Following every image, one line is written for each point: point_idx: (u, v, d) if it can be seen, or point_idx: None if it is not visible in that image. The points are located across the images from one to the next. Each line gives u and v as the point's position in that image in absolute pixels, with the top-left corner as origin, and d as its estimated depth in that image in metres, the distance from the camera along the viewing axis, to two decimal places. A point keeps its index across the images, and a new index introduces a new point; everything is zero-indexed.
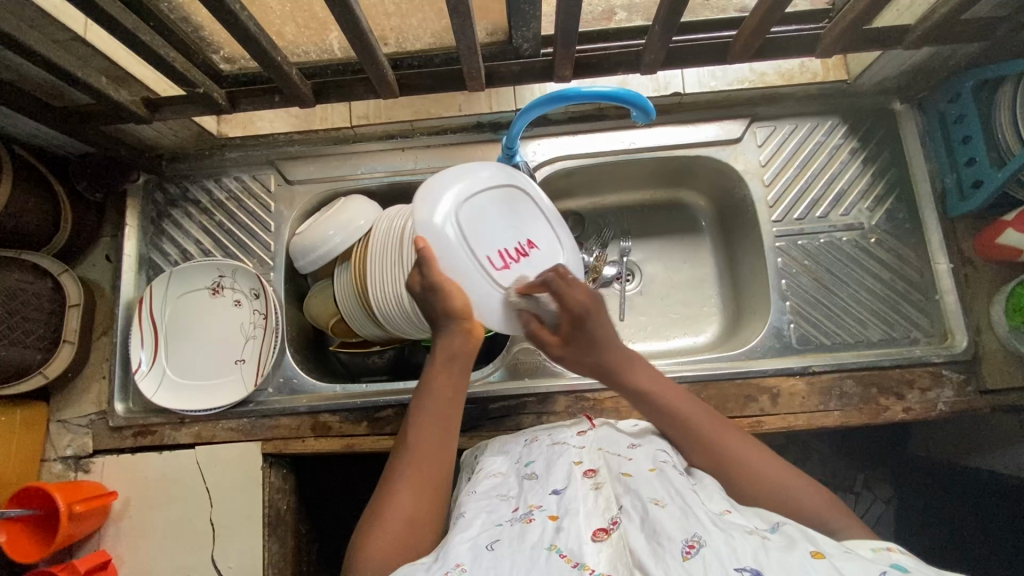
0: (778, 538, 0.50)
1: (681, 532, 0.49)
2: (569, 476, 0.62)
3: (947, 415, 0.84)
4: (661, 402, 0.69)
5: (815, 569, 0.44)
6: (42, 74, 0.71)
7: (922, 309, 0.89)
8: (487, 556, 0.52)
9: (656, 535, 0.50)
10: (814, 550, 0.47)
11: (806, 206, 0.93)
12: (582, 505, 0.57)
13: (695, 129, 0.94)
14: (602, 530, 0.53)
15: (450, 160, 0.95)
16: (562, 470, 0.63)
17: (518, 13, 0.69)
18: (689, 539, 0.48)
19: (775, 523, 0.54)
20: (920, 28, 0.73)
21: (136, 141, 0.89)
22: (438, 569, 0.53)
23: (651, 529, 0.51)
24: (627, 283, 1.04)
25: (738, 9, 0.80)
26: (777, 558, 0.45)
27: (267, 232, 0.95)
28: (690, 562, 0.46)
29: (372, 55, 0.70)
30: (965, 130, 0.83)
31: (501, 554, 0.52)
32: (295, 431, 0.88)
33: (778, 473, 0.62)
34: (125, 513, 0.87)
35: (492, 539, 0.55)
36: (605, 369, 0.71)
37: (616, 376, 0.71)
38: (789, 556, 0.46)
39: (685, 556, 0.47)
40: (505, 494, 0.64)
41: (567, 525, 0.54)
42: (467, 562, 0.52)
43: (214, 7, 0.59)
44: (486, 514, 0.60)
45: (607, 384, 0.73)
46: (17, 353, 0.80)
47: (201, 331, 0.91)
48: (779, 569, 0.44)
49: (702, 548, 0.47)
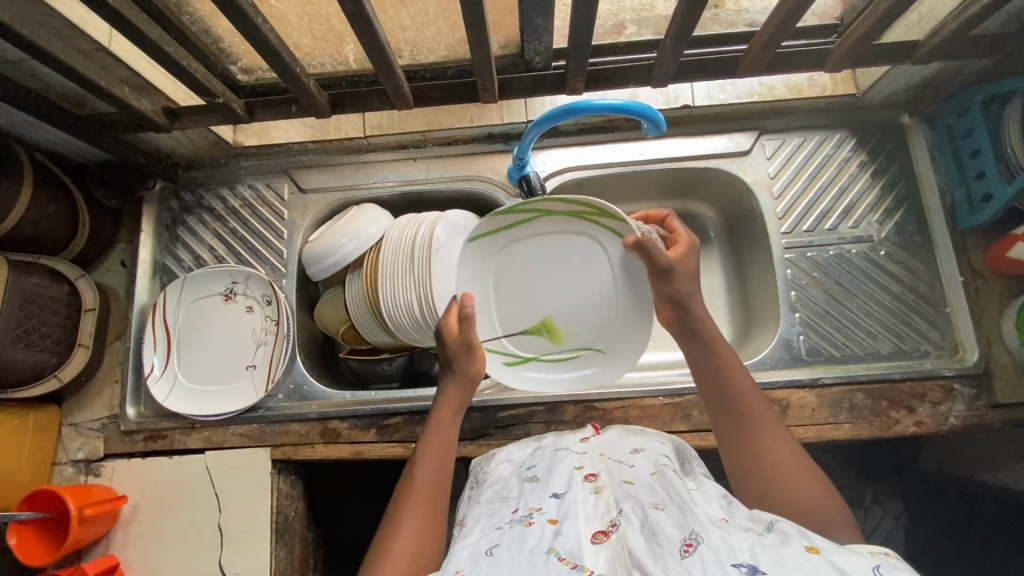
0: (773, 534, 0.49)
1: (679, 531, 0.49)
2: (569, 480, 0.62)
3: (959, 429, 0.83)
4: (724, 375, 0.67)
5: (807, 563, 0.44)
6: (67, 85, 0.73)
7: (933, 322, 0.89)
8: (486, 560, 0.53)
9: (654, 536, 0.49)
10: (809, 545, 0.46)
11: (816, 217, 0.93)
12: (582, 508, 0.56)
13: (703, 142, 0.95)
14: (601, 533, 0.53)
15: (462, 171, 0.97)
16: (563, 475, 0.64)
17: (531, 26, 0.70)
18: (687, 538, 0.48)
19: (768, 521, 0.52)
20: (929, 44, 0.74)
21: (153, 149, 0.91)
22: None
23: (651, 530, 0.50)
24: None
25: (747, 24, 0.81)
26: (772, 553, 0.45)
27: (281, 239, 0.96)
28: (688, 559, 0.46)
29: (389, 67, 0.72)
30: (974, 144, 0.84)
31: (500, 558, 0.52)
32: (304, 437, 0.89)
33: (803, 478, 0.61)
34: (133, 518, 0.87)
35: (492, 544, 0.56)
36: (680, 299, 0.69)
37: (690, 313, 0.69)
38: (783, 551, 0.45)
39: (683, 554, 0.46)
40: (506, 497, 0.65)
41: (567, 529, 0.54)
42: (466, 568, 0.52)
43: (237, 21, 0.60)
44: (486, 519, 0.61)
45: (680, 324, 0.70)
46: (34, 357, 0.81)
47: (213, 337, 0.92)
48: (775, 564, 0.44)
49: (700, 546, 0.47)
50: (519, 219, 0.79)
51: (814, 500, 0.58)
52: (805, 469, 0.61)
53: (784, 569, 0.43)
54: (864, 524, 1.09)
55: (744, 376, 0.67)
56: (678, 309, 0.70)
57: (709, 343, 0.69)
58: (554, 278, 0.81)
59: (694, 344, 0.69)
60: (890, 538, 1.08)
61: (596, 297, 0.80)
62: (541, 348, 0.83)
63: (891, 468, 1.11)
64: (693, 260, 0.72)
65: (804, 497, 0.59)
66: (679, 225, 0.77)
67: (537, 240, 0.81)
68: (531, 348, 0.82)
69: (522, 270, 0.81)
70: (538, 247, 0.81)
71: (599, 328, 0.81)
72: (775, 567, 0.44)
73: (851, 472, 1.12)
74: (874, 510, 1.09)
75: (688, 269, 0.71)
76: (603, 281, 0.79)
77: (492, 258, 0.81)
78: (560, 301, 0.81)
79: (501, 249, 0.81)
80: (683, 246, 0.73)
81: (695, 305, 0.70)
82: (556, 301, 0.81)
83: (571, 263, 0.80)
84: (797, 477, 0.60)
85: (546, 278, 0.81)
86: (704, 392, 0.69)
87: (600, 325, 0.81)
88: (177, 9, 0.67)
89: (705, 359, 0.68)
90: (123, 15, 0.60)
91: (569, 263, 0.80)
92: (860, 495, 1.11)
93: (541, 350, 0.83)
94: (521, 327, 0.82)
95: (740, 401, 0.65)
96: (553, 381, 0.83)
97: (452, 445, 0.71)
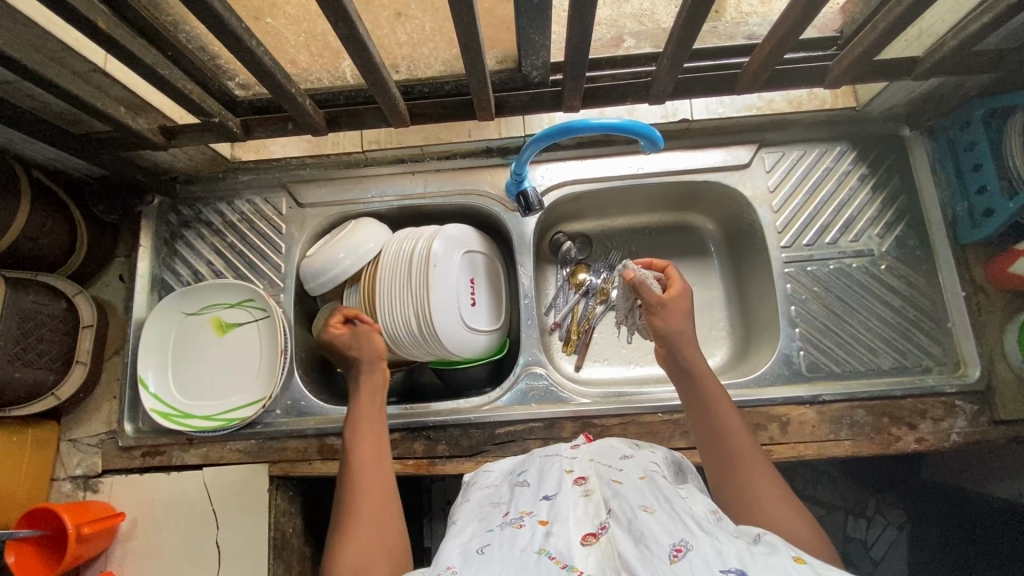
0: (760, 544, 0.48)
1: (668, 536, 0.48)
2: (559, 482, 0.60)
3: (961, 446, 0.83)
4: (714, 410, 0.69)
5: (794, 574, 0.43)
6: (63, 106, 0.73)
7: (934, 337, 0.88)
8: (478, 559, 0.53)
9: (643, 539, 0.48)
10: (797, 555, 0.45)
11: (816, 232, 0.92)
12: (571, 511, 0.55)
13: (701, 155, 0.94)
14: (591, 535, 0.52)
15: (459, 184, 0.96)
16: (554, 478, 0.62)
17: (528, 42, 0.69)
18: (676, 543, 0.47)
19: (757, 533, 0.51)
20: (930, 60, 0.74)
21: (151, 165, 0.91)
22: (431, 575, 0.54)
23: (639, 533, 0.49)
24: (592, 300, 1.02)
25: (746, 36, 0.80)
26: (761, 561, 0.44)
27: (278, 253, 0.96)
28: (678, 564, 0.45)
29: (384, 86, 0.72)
30: (976, 157, 0.83)
31: (491, 557, 0.52)
32: (302, 454, 0.88)
33: (803, 512, 0.60)
34: (131, 534, 0.87)
35: (483, 543, 0.55)
36: (669, 334, 0.73)
37: (682, 350, 0.72)
38: (771, 559, 0.44)
39: (672, 559, 0.45)
40: (497, 503, 0.64)
41: (557, 530, 0.53)
42: (457, 565, 0.53)
43: (231, 44, 0.60)
44: (478, 523, 0.60)
45: (665, 364, 0.75)
46: (32, 375, 0.81)
47: (182, 381, 0.92)
48: (762, 569, 0.43)
49: (689, 552, 0.46)
50: (189, 414, 0.90)
51: (796, 526, 0.58)
52: (789, 500, 0.61)
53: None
54: (866, 536, 1.09)
55: (735, 413, 0.69)
56: (667, 344, 0.73)
57: (698, 378, 0.71)
58: (200, 360, 0.93)
59: (687, 382, 0.72)
60: (892, 549, 1.08)
61: (188, 318, 0.94)
62: (226, 316, 0.94)
63: (894, 480, 1.10)
64: (687, 300, 0.77)
65: (790, 529, 0.58)
66: (678, 274, 0.80)
67: (187, 386, 0.92)
68: (232, 325, 0.93)
69: (207, 378, 0.92)
70: (176, 365, 0.93)
71: (187, 322, 0.94)
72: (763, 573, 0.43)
73: (853, 483, 1.12)
74: (877, 520, 1.09)
75: (679, 307, 0.75)
76: (167, 333, 0.93)
77: (230, 393, 0.91)
78: (207, 343, 0.93)
79: (234, 391, 0.91)
80: (677, 288, 0.78)
81: (682, 340, 0.73)
82: (201, 339, 0.94)
83: (194, 358, 0.93)
84: (785, 508, 0.60)
85: (217, 356, 0.93)
86: (694, 423, 0.70)
87: (180, 352, 0.93)
88: (173, 28, 0.67)
89: (696, 396, 0.70)
90: (121, 42, 0.60)
91: (189, 358, 0.93)
92: (863, 505, 1.11)
93: (217, 312, 0.94)
94: (234, 338, 0.93)
95: (728, 436, 0.67)
96: (224, 287, 0.93)
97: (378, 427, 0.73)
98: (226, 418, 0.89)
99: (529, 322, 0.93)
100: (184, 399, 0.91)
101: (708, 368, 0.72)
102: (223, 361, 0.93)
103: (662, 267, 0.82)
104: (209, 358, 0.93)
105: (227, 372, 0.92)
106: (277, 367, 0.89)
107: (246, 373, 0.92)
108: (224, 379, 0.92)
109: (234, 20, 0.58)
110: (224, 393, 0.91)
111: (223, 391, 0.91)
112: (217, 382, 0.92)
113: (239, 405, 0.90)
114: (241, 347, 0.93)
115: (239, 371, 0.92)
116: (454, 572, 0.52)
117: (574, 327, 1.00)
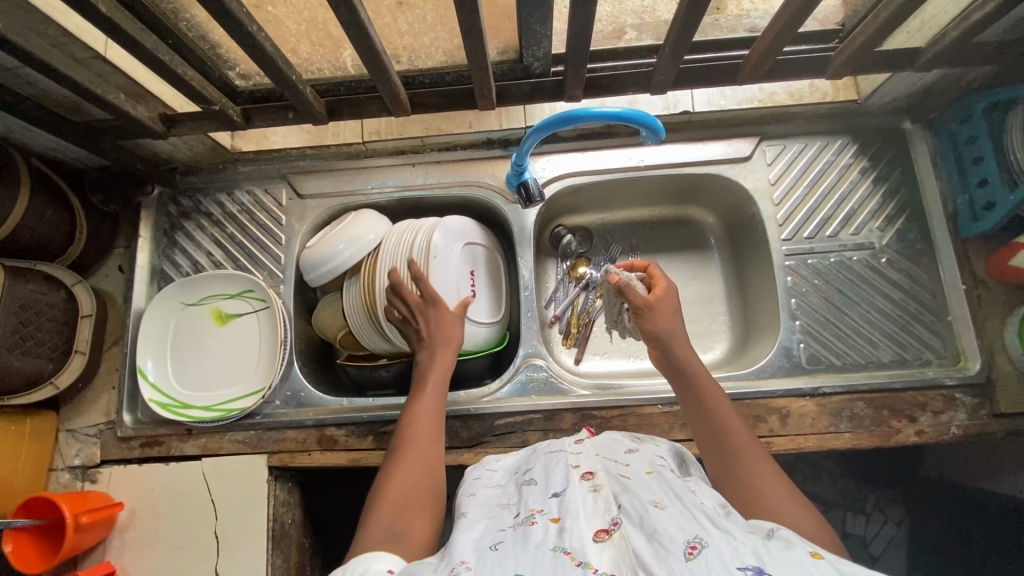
0: (775, 540, 0.48)
1: (681, 533, 0.47)
2: (567, 478, 0.60)
3: (961, 439, 0.83)
4: (708, 405, 0.69)
5: (813, 570, 0.43)
6: (63, 93, 0.73)
7: (934, 330, 0.88)
8: (491, 554, 0.51)
9: (655, 536, 0.47)
10: (813, 550, 0.45)
11: (816, 225, 0.92)
12: (582, 507, 0.54)
13: (703, 147, 0.94)
14: (603, 531, 0.51)
15: (459, 176, 0.96)
16: (561, 474, 0.62)
17: (529, 32, 0.68)
18: (691, 540, 0.46)
19: (770, 530, 0.51)
20: (932, 51, 0.73)
21: (152, 155, 0.91)
22: (444, 567, 0.52)
23: (653, 529, 0.48)
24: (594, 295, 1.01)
25: (748, 29, 0.80)
26: (777, 556, 0.44)
27: (278, 244, 0.96)
28: (693, 561, 0.44)
29: (386, 76, 0.72)
30: (976, 151, 0.83)
31: (504, 553, 0.51)
32: (300, 445, 0.88)
33: (806, 502, 0.60)
34: (129, 525, 0.87)
35: (495, 541, 0.54)
36: (660, 334, 0.74)
37: (675, 350, 0.73)
38: (788, 555, 0.44)
39: (688, 556, 0.44)
40: (505, 502, 0.63)
41: (570, 526, 0.52)
42: (471, 560, 0.51)
43: (233, 30, 0.60)
44: (488, 519, 0.59)
45: (658, 365, 0.76)
46: (30, 364, 0.81)
47: (182, 371, 0.92)
48: (779, 566, 0.43)
49: (704, 548, 0.45)
50: (189, 404, 0.90)
51: (799, 516, 0.58)
52: (792, 492, 0.60)
53: (789, 572, 0.42)
54: (865, 530, 1.07)
55: (729, 408, 0.69)
56: (660, 345, 0.74)
57: (692, 377, 0.71)
58: (199, 351, 0.93)
59: (681, 382, 0.72)
60: (891, 545, 1.06)
61: (189, 308, 0.94)
62: (225, 307, 0.94)
63: (894, 476, 1.09)
64: (672, 300, 0.78)
65: (792, 519, 0.57)
66: (660, 272, 0.81)
67: (188, 375, 0.92)
68: (232, 316, 0.93)
69: (207, 369, 0.92)
70: (176, 355, 0.92)
71: (189, 312, 0.94)
72: (781, 570, 0.42)
73: (852, 479, 1.11)
74: (876, 516, 1.08)
75: (667, 306, 0.77)
76: (167, 323, 0.93)
77: (230, 383, 0.91)
78: (207, 333, 0.93)
79: (234, 381, 0.91)
80: (662, 288, 0.78)
81: (674, 341, 0.73)
82: (202, 329, 0.93)
83: (195, 348, 0.93)
84: (787, 496, 0.60)
85: (217, 347, 0.93)
86: (694, 419, 0.70)
87: (181, 342, 0.93)
88: (173, 15, 0.67)
89: (691, 392, 0.71)
90: (121, 26, 0.59)
91: (188, 348, 0.93)
92: (862, 501, 1.09)
93: (217, 304, 0.94)
94: (234, 330, 0.93)
95: (726, 432, 0.67)
96: (223, 278, 0.93)
97: (438, 401, 0.75)
98: (226, 409, 0.89)
99: (529, 314, 0.93)
100: (183, 390, 0.91)
101: (703, 368, 0.73)
102: (223, 351, 0.93)
103: (644, 267, 0.83)
104: (209, 349, 0.93)
105: (226, 362, 0.92)
106: (276, 359, 0.89)
107: (246, 364, 0.92)
108: (223, 369, 0.92)
109: (235, 5, 0.57)
110: (225, 383, 0.91)
111: (223, 382, 0.91)
112: (216, 373, 0.92)
113: (240, 396, 0.90)
114: (242, 337, 0.93)
115: (239, 362, 0.92)
116: (469, 567, 0.50)
117: (575, 320, 1.00)
